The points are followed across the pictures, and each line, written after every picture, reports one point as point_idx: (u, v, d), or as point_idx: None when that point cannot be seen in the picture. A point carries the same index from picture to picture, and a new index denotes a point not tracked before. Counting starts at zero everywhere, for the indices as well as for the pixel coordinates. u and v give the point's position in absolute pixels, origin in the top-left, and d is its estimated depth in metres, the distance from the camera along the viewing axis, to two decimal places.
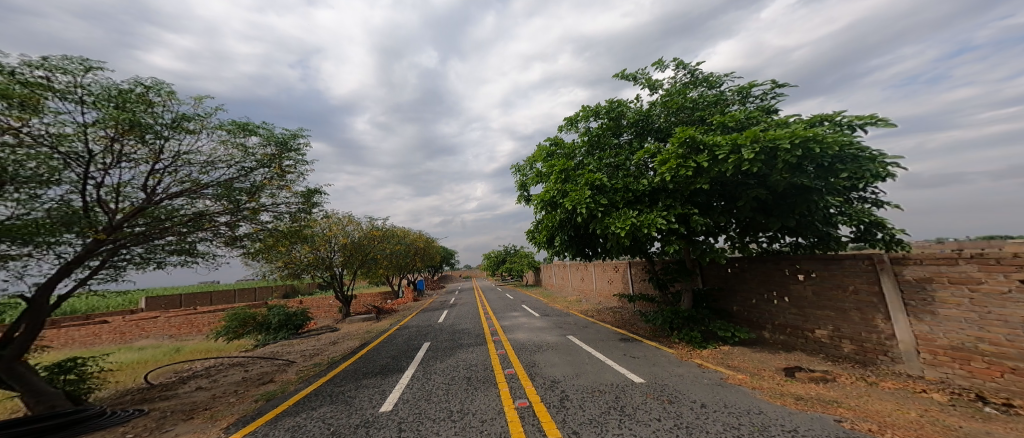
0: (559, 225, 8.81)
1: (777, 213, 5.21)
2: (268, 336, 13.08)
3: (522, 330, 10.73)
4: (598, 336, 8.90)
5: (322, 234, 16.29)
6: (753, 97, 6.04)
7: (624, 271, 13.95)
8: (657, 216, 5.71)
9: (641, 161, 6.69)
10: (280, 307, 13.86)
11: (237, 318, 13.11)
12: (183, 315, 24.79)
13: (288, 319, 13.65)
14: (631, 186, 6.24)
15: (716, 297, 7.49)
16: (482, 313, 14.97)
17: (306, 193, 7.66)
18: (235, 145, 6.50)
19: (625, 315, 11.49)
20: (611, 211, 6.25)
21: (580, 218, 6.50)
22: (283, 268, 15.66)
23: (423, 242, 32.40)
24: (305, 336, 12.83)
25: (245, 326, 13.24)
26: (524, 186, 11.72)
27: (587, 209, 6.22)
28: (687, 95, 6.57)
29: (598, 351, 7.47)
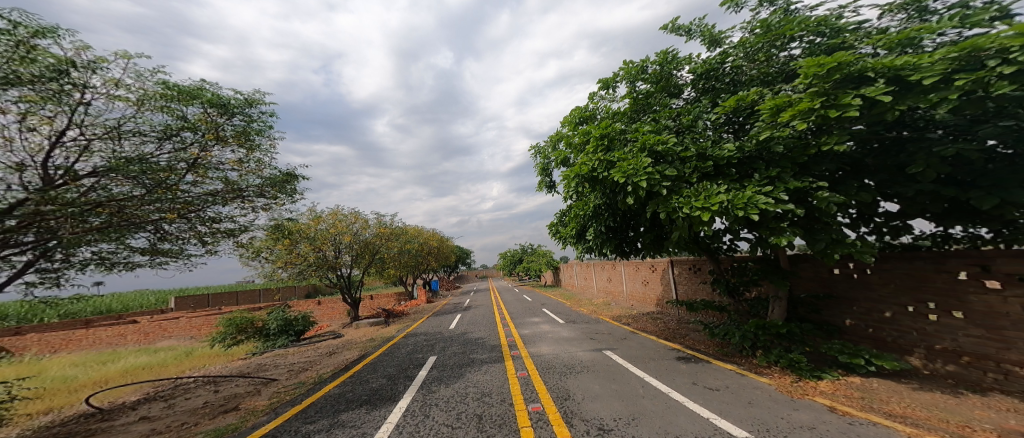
0: (593, 213, 7.12)
1: (987, 183, 3.49)
2: (267, 343, 11.77)
3: (551, 342, 9.00)
4: (649, 353, 7.15)
5: (324, 231, 15.00)
6: (931, 12, 4.01)
7: (663, 270, 12.14)
8: (755, 193, 3.96)
9: (717, 121, 4.96)
10: (280, 310, 12.39)
11: (234, 325, 11.88)
12: (199, 316, 24.20)
13: (287, 324, 12.21)
14: (708, 152, 4.50)
15: (819, 306, 6.09)
16: (500, 319, 13.40)
17: (277, 177, 6.20)
18: (169, 112, 5.03)
19: (671, 323, 9.74)
20: (680, 187, 4.47)
21: (631, 197, 4.74)
22: (284, 268, 14.43)
23: (438, 241, 31.03)
24: (305, 344, 11.53)
25: (243, 332, 12.00)
26: (545, 170, 10.04)
27: (646, 184, 4.43)
28: (807, 21, 4.51)
29: (652, 375, 5.73)
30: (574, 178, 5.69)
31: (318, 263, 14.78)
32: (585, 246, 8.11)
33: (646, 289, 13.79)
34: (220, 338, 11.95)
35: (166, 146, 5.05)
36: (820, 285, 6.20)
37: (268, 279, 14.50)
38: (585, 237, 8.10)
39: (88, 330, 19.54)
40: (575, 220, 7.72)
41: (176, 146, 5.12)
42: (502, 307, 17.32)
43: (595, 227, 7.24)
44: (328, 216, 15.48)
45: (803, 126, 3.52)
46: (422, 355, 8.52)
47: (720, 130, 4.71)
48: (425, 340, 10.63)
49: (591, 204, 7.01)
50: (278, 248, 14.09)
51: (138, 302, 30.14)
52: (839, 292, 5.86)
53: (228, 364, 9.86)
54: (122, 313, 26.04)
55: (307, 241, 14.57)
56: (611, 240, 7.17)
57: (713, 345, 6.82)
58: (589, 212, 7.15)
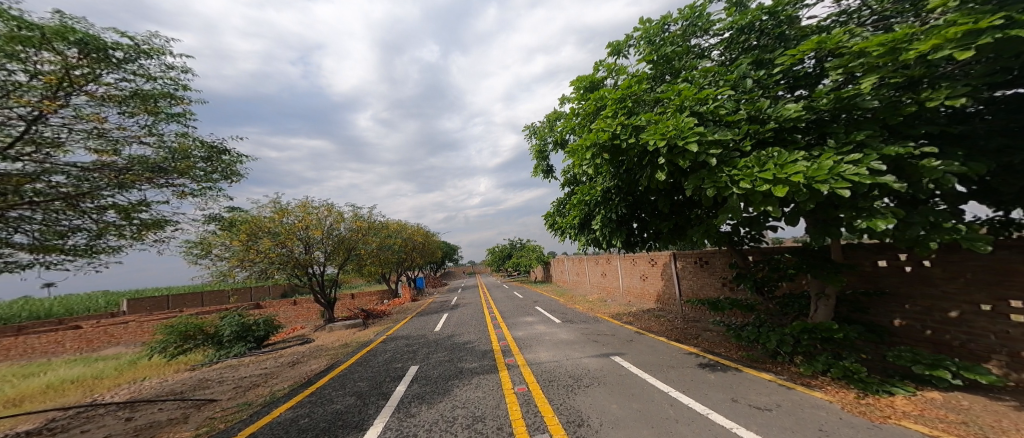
0: (602, 201, 6.14)
1: None
2: (219, 352, 10.40)
3: (548, 347, 7.98)
4: (664, 359, 6.19)
5: (291, 226, 13.59)
6: None
7: (665, 265, 11.31)
8: (837, 164, 3.02)
9: (769, 81, 4.01)
10: (235, 315, 11.17)
11: (181, 333, 10.57)
12: (156, 319, 22.27)
13: (242, 328, 10.94)
14: (767, 112, 3.55)
15: (864, 305, 5.22)
16: (489, 320, 12.37)
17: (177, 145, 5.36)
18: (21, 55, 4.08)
19: (678, 323, 8.88)
20: (730, 157, 3.53)
21: (662, 172, 3.76)
22: (245, 267, 12.98)
23: (422, 237, 29.73)
24: (265, 352, 10.19)
25: (193, 340, 10.60)
26: (541, 154, 9.02)
27: (688, 154, 3.47)
28: None
29: (678, 389, 4.77)
30: (583, 154, 4.69)
31: (283, 261, 13.36)
32: (587, 238, 7.13)
33: (644, 285, 12.97)
34: (165, 348, 10.56)
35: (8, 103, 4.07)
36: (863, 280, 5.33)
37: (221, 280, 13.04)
38: (589, 228, 7.13)
39: (29, 337, 17.56)
40: (578, 208, 6.72)
41: (28, 103, 4.15)
42: (490, 306, 16.23)
43: (601, 216, 6.23)
44: (297, 209, 14.10)
45: (967, 55, 2.72)
46: (397, 365, 7.39)
47: (780, 88, 3.82)
48: (403, 346, 9.48)
49: (601, 190, 6.05)
50: (236, 244, 12.66)
51: (90, 306, 27.78)
52: (889, 288, 4.99)
53: (170, 377, 8.59)
54: (72, 318, 23.86)
55: (269, 237, 13.12)
56: (622, 230, 6.16)
57: (737, 350, 5.93)
58: (597, 199, 6.16)
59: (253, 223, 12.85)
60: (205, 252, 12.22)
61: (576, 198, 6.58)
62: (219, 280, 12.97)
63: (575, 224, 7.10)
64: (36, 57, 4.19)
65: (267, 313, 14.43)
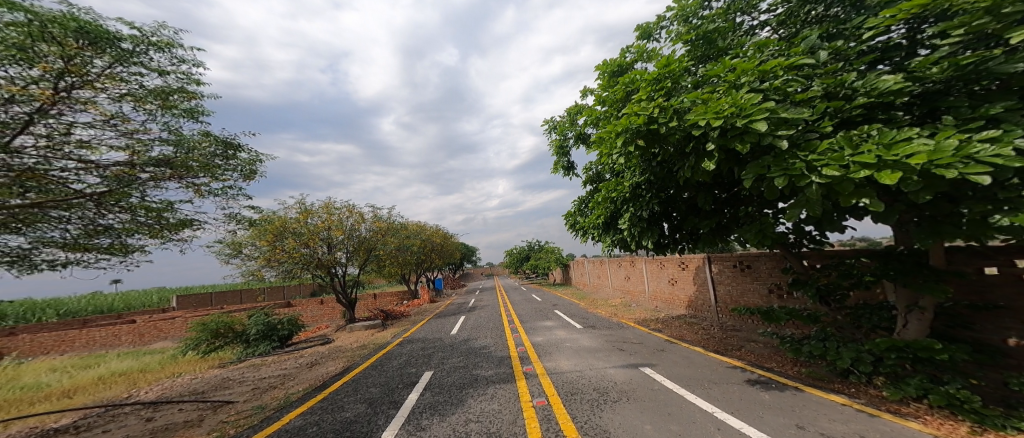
0: (631, 198, 5.63)
1: None
2: (246, 350, 10.39)
3: (571, 355, 7.48)
4: (709, 374, 5.61)
5: (313, 226, 13.58)
6: None
7: (697, 269, 10.64)
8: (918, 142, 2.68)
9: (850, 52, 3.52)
10: (261, 314, 11.10)
11: (210, 330, 10.63)
12: (187, 316, 22.98)
13: (268, 328, 10.81)
14: (857, 85, 3.20)
15: (966, 320, 4.44)
16: (509, 323, 11.99)
17: (186, 137, 5.25)
18: (24, 46, 3.96)
19: (715, 331, 8.27)
20: (805, 138, 3.14)
21: (712, 159, 3.37)
22: (268, 267, 13.03)
23: (442, 238, 29.65)
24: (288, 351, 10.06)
25: (220, 338, 10.75)
26: (562, 150, 8.57)
27: (749, 136, 3.05)
28: None
29: (731, 413, 4.23)
30: (614, 144, 4.25)
31: (306, 261, 13.36)
32: (613, 239, 6.64)
33: (672, 289, 12.31)
34: (193, 346, 10.69)
35: (5, 95, 3.90)
36: (962, 291, 4.59)
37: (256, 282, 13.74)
38: (615, 227, 6.64)
39: (74, 330, 18.35)
40: (605, 206, 6.25)
41: (26, 94, 3.98)
42: (510, 309, 15.80)
43: (629, 215, 5.73)
44: (320, 209, 14.13)
45: None
46: (417, 371, 7.06)
47: (866, 61, 3.33)
48: (420, 349, 9.21)
49: (631, 186, 5.56)
50: (261, 244, 12.83)
51: (142, 300, 29.29)
52: (1003, 301, 4.19)
53: (200, 374, 8.49)
54: (111, 313, 24.95)
55: (293, 237, 13.16)
56: (654, 230, 5.64)
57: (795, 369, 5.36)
58: (626, 196, 5.67)
59: (278, 223, 12.93)
60: (236, 251, 12.64)
61: (602, 195, 6.14)
62: (245, 279, 13.10)
63: (599, 222, 6.57)
64: (40, 49, 4.06)
65: (289, 312, 14.50)
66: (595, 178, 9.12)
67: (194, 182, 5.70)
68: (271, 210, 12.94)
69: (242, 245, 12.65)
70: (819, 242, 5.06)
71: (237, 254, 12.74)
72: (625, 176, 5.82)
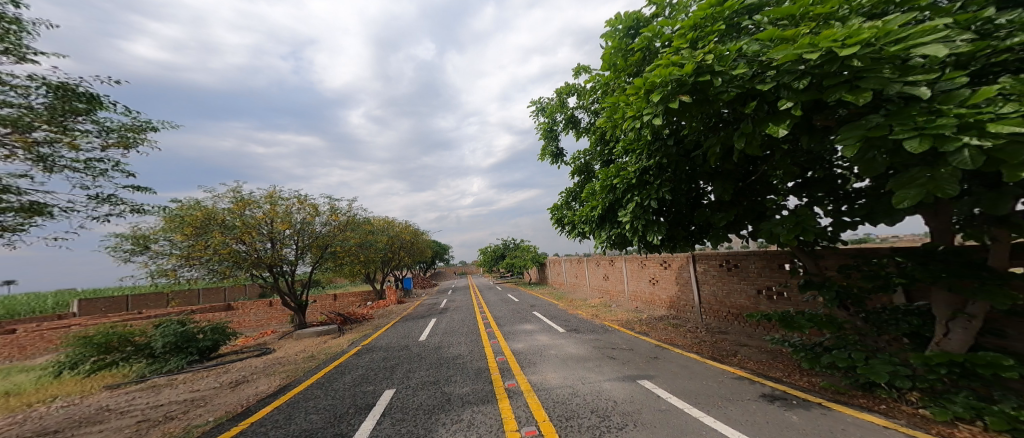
0: (636, 184, 4.78)
1: None
2: (150, 366, 9.32)
3: (554, 366, 6.61)
4: (711, 387, 4.73)
5: (251, 219, 12.07)
6: None
7: (679, 268, 9.94)
8: None
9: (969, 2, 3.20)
10: (172, 325, 10.02)
11: (103, 345, 9.48)
12: (113, 320, 20.43)
13: (180, 339, 9.81)
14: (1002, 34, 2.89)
15: (997, 328, 3.93)
16: (482, 328, 11.05)
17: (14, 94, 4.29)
18: None
19: (704, 334, 7.63)
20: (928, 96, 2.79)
21: (792, 114, 2.95)
22: (184, 264, 11.35)
23: (413, 236, 28.24)
24: (211, 366, 9.30)
25: (110, 352, 9.57)
26: (549, 136, 7.72)
27: (866, 84, 2.72)
28: None
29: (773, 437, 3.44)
30: (642, 105, 3.49)
31: (239, 259, 11.84)
32: (607, 234, 5.76)
33: (652, 290, 11.71)
34: (72, 365, 9.24)
35: None
36: None
37: (184, 285, 12.33)
38: (611, 221, 5.77)
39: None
40: (604, 195, 5.41)
41: None
42: (485, 311, 14.78)
43: (631, 207, 4.82)
44: (262, 200, 12.65)
45: None
46: (349, 394, 6.02)
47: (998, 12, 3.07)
48: (358, 363, 8.30)
49: (638, 170, 4.72)
50: (179, 239, 11.28)
51: (36, 307, 25.46)
52: None
53: (75, 400, 7.39)
54: (19, 319, 21.82)
55: (220, 228, 11.58)
56: (661, 223, 4.81)
57: (801, 377, 4.65)
58: (630, 183, 4.80)
59: (205, 213, 11.39)
60: (142, 248, 10.97)
61: (601, 181, 5.31)
62: (151, 280, 11.37)
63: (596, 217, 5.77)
64: None
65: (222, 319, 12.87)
66: (586, 168, 8.32)
67: (40, 151, 4.85)
68: (195, 199, 11.37)
69: (151, 240, 11.01)
70: (828, 243, 4.45)
71: (144, 252, 11.06)
72: (628, 159, 5.03)
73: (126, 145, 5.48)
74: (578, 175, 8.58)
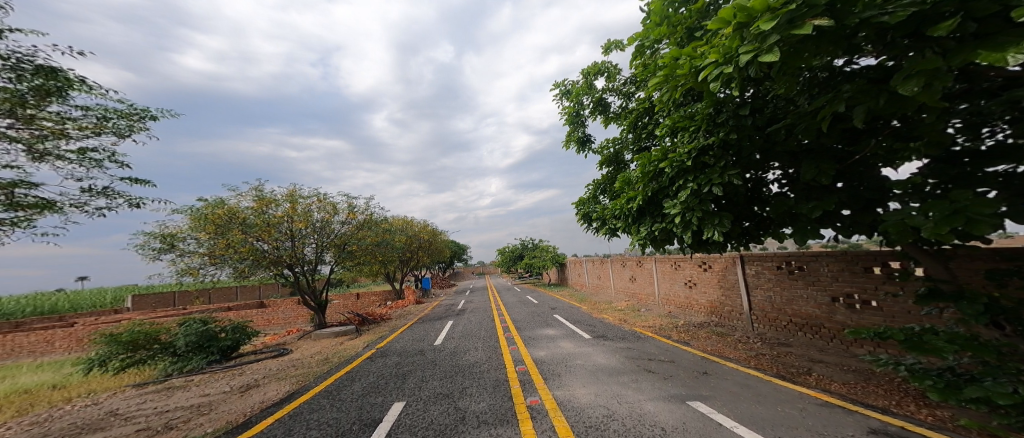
0: (690, 166, 4.00)
1: None
2: (174, 365, 8.69)
3: (582, 380, 5.82)
4: (806, 424, 3.82)
5: (270, 217, 11.74)
6: None
7: (724, 270, 9.06)
8: None
9: None
10: (195, 322, 9.29)
11: (130, 343, 8.81)
12: (142, 316, 20.70)
13: (200, 338, 9.10)
14: None
15: None
16: (501, 332, 10.39)
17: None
18: None
19: (761, 346, 6.85)
20: None
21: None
22: (207, 264, 11.10)
23: (431, 235, 27.73)
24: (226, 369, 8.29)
25: (137, 351, 8.91)
26: (575, 124, 7.00)
27: None
28: None
29: None
30: (736, 44, 2.95)
31: (257, 257, 11.51)
32: (645, 229, 4.95)
33: (689, 293, 10.79)
34: (101, 362, 8.75)
35: None
36: None
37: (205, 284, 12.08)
38: (653, 215, 4.99)
39: (11, 334, 15.58)
40: (647, 182, 4.66)
41: None
42: (503, 314, 14.06)
43: (684, 194, 4.01)
44: (283, 198, 12.31)
45: None
46: (355, 407, 5.41)
47: None
48: (369, 369, 7.76)
49: (695, 149, 3.95)
50: (203, 237, 11.04)
51: (96, 300, 26.34)
52: None
53: (96, 399, 6.86)
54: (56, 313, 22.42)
55: (240, 225, 11.29)
56: (723, 216, 3.96)
57: (921, 409, 3.89)
58: (683, 166, 4.03)
59: (226, 211, 11.13)
60: (169, 247, 10.75)
61: (643, 165, 4.58)
62: (177, 279, 11.11)
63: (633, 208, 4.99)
64: None
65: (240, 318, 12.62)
66: (615, 158, 7.72)
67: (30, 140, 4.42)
68: (218, 197, 11.11)
69: (178, 238, 10.75)
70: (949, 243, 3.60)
71: (172, 251, 10.87)
72: (678, 139, 4.31)
73: (122, 136, 4.98)
74: (606, 165, 7.90)
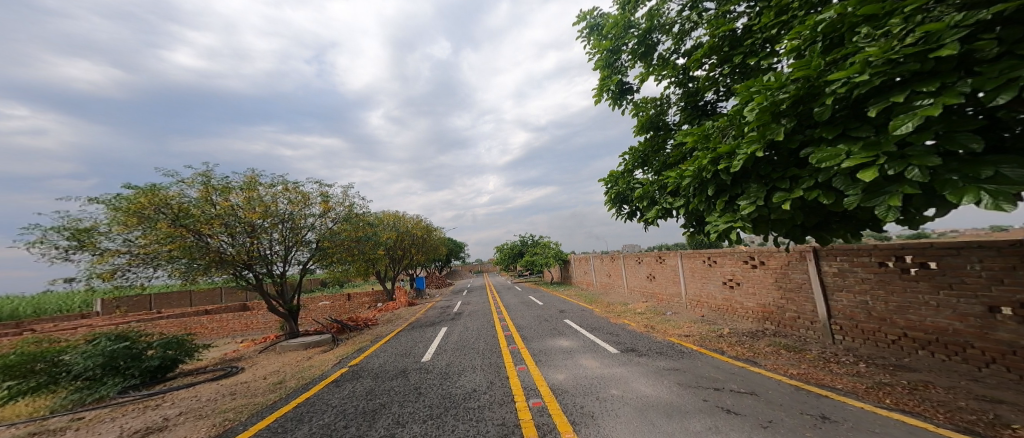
0: (922, 69, 2.45)
1: None
2: (77, 392, 7.40)
3: (631, 428, 3.91)
4: None
5: (216, 211, 9.92)
6: None
7: (782, 268, 7.13)
8: None
9: None
10: (106, 341, 8.18)
11: (14, 369, 7.36)
12: (102, 322, 18.82)
13: (110, 360, 7.90)
14: None
15: None
16: (505, 344, 8.57)
17: None
18: None
19: (865, 370, 4.77)
20: None
21: None
22: (133, 263, 9.29)
23: (425, 231, 25.88)
24: (139, 396, 7.12)
25: (27, 374, 7.44)
26: (609, 69, 5.49)
27: None
28: None
29: None
30: None
31: (193, 254, 9.55)
32: (756, 203, 3.18)
33: (727, 295, 8.98)
34: None
35: None
36: None
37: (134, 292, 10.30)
38: (763, 179, 3.32)
39: None
40: (775, 121, 3.05)
41: None
42: (504, 319, 12.13)
43: (907, 123, 2.37)
44: (237, 187, 10.58)
45: None
46: None
47: None
48: (328, 400, 5.85)
49: (947, 34, 2.36)
50: (128, 232, 9.21)
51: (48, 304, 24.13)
52: None
53: None
54: (11, 317, 20.57)
55: (171, 216, 9.46)
56: (987, 164, 2.51)
57: None
58: (904, 68, 2.43)
59: (157, 196, 9.30)
60: (81, 245, 8.90)
61: (768, 94, 3.06)
62: (86, 284, 9.26)
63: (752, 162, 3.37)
64: None
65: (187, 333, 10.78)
66: (655, 120, 5.92)
67: None
68: (152, 184, 9.35)
69: (95, 234, 8.94)
70: None
71: (84, 250, 9.00)
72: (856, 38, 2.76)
73: None
74: (643, 132, 6.08)
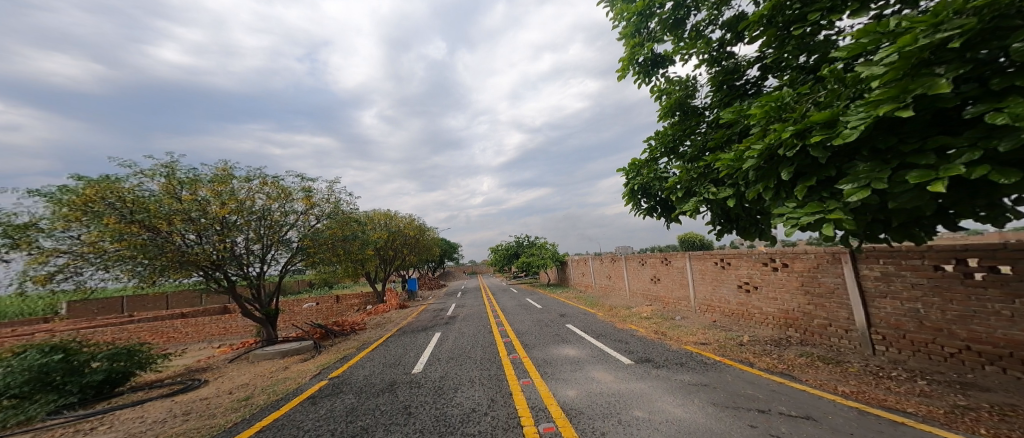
0: None
1: None
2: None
3: None
4: None
5: (177, 206, 9.04)
6: None
7: (807, 270, 6.48)
8: None
9: None
10: (35, 354, 7.32)
11: None
12: (71, 327, 17.73)
13: (40, 375, 7.12)
14: None
15: None
16: (501, 352, 7.81)
17: None
18: None
19: (927, 390, 4.09)
20: None
21: None
22: (73, 264, 8.34)
23: (417, 231, 25.05)
24: (70, 418, 6.39)
25: None
26: (638, 37, 5.78)
27: None
28: None
29: None
30: None
31: (149, 254, 8.63)
32: (876, 185, 2.65)
33: (742, 299, 8.33)
34: None
35: None
36: None
37: (79, 298, 9.38)
38: (876, 157, 2.90)
39: None
40: (920, 74, 2.54)
41: None
42: (500, 324, 11.38)
43: None
44: (207, 180, 9.79)
45: None
46: None
47: None
48: (299, 423, 5.02)
49: None
50: (70, 229, 8.28)
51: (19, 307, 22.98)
52: None
53: None
54: None
55: (121, 211, 8.51)
56: None
57: None
58: None
59: (108, 188, 8.39)
60: (14, 244, 7.98)
61: (918, 35, 2.49)
62: (18, 288, 8.32)
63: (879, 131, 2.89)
64: None
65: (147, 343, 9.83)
66: (683, 104, 5.96)
67: None
68: (104, 175, 8.50)
69: (31, 231, 8.03)
70: None
71: (18, 249, 8.07)
72: None
73: None
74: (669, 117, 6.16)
